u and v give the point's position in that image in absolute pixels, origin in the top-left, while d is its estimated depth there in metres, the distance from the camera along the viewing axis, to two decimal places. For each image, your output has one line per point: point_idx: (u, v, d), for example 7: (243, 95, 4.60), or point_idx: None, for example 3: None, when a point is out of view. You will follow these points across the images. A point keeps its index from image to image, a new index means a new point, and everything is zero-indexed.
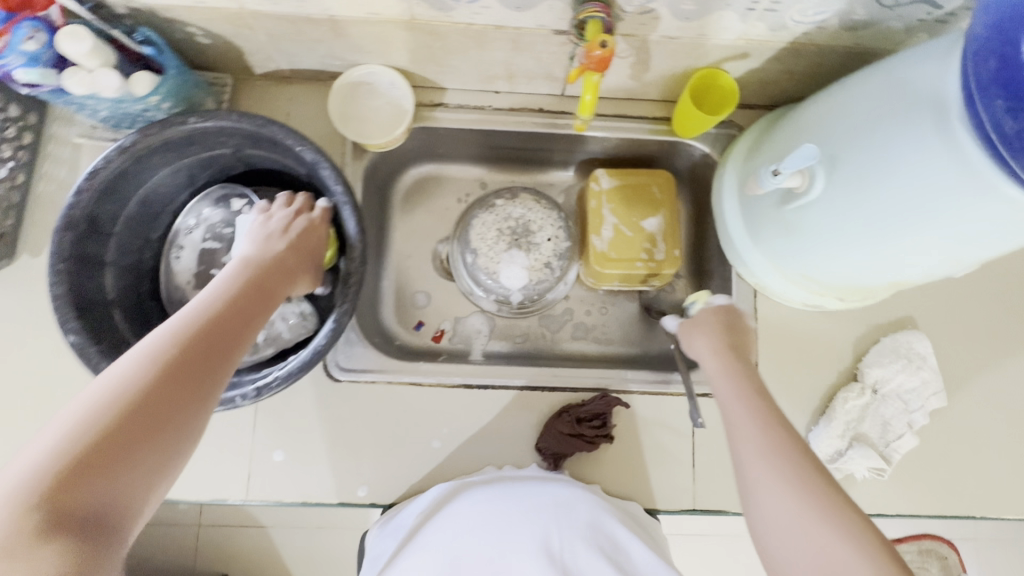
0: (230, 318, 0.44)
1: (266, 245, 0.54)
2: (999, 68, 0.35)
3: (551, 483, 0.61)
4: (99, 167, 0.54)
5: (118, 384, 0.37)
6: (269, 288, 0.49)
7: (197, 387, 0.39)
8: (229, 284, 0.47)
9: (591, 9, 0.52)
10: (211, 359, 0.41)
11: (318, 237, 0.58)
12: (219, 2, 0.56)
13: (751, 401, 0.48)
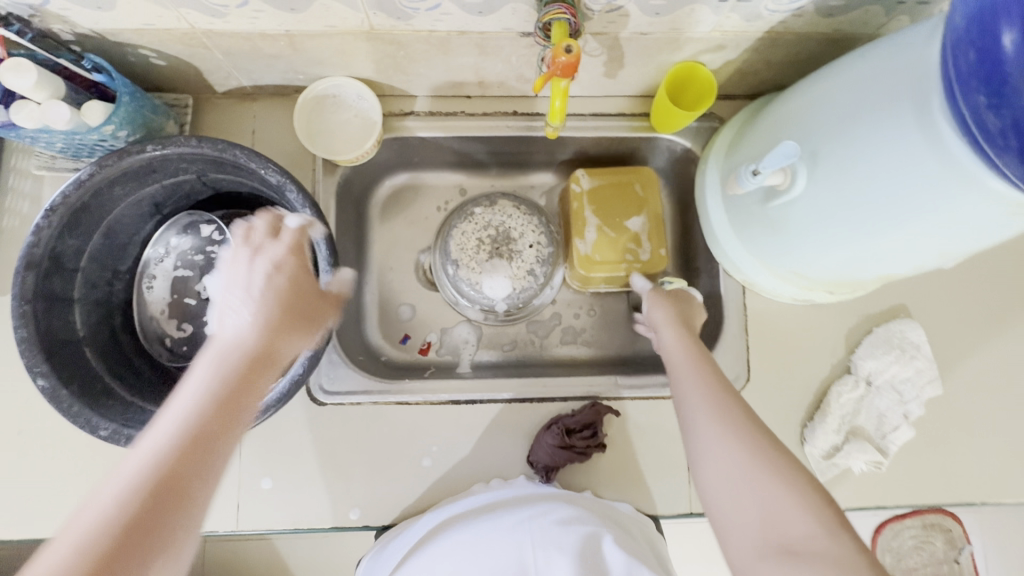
0: (225, 409, 0.37)
1: (249, 305, 0.41)
2: (979, 61, 0.33)
3: (529, 502, 0.59)
4: (57, 203, 0.52)
5: (102, 513, 0.31)
6: (269, 349, 0.40)
7: (188, 499, 0.33)
8: (221, 363, 0.38)
9: (556, 11, 0.49)
10: (204, 463, 0.34)
11: (302, 274, 0.45)
12: (169, 24, 0.53)
13: (704, 374, 0.51)
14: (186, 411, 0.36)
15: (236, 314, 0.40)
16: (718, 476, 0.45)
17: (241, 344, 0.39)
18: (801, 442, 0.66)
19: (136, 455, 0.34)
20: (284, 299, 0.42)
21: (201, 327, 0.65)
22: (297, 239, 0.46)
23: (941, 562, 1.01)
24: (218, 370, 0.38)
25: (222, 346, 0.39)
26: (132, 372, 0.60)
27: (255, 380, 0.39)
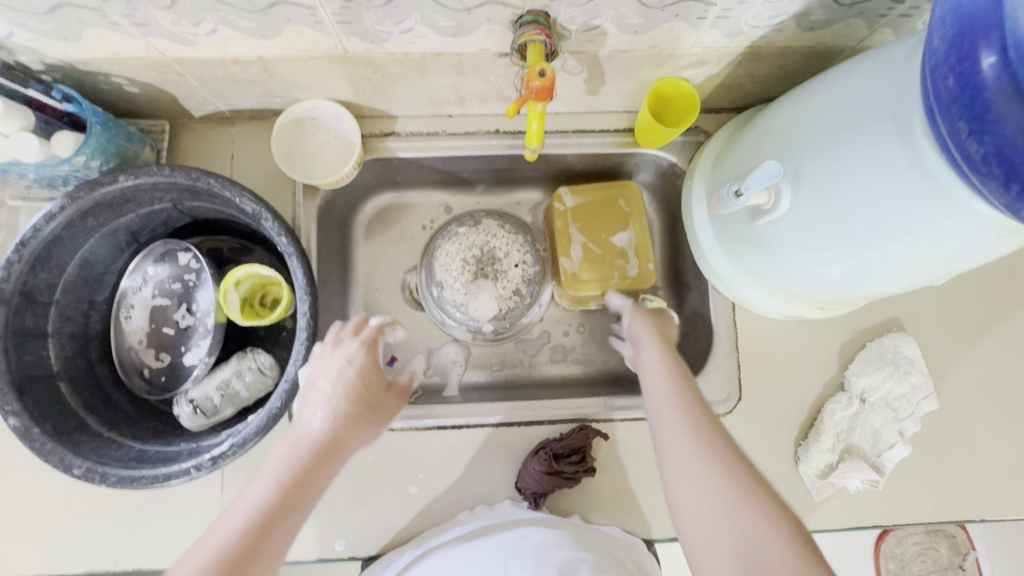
0: (303, 476, 0.45)
1: (326, 390, 0.50)
2: (958, 86, 0.32)
3: (514, 525, 0.59)
4: (26, 237, 0.51)
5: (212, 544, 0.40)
6: (335, 441, 0.48)
7: (269, 545, 0.41)
8: (303, 438, 0.47)
9: (530, 32, 0.48)
10: (270, 542, 0.42)
11: (374, 370, 0.53)
12: (138, 52, 0.52)
13: (683, 397, 0.50)
14: (263, 495, 0.44)
15: (319, 403, 0.49)
16: (692, 496, 0.44)
17: (313, 437, 0.47)
18: (795, 461, 0.65)
19: (221, 527, 0.42)
20: (356, 395, 0.51)
21: (180, 357, 0.62)
22: (373, 339, 0.55)
23: (946, 568, 0.99)
24: (290, 459, 0.46)
25: (297, 437, 0.48)
26: (108, 406, 0.59)
27: (319, 471, 0.46)
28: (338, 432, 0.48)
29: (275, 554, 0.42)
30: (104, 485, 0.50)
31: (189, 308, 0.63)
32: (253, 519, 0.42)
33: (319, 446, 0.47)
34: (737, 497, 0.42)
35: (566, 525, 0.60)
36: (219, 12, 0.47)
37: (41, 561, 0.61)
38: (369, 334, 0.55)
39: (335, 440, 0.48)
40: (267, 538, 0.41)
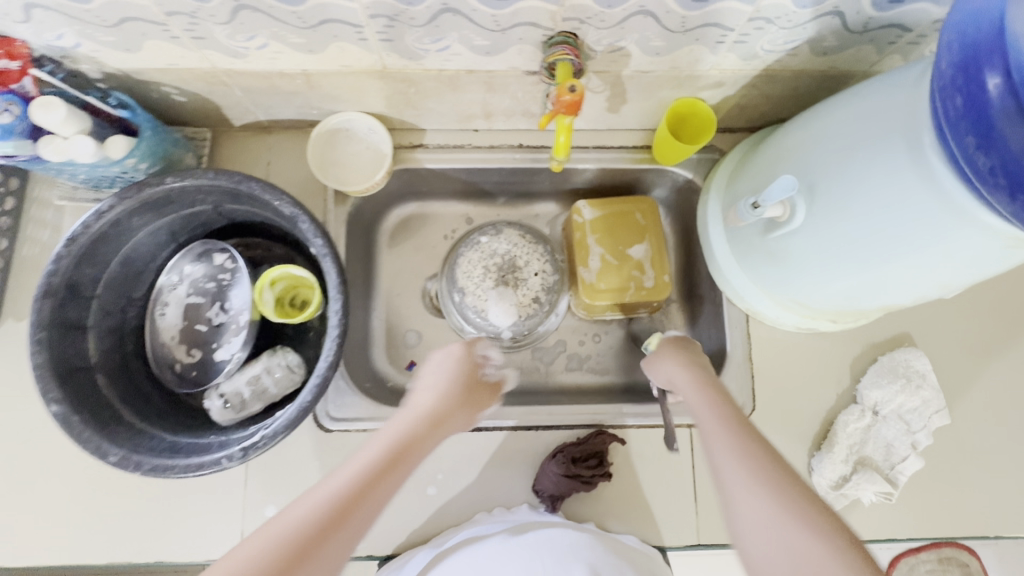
0: (400, 453, 0.45)
1: (435, 380, 0.54)
2: (966, 105, 0.34)
3: (536, 525, 0.59)
4: (77, 233, 0.54)
5: (307, 509, 0.39)
6: (426, 435, 0.49)
7: (357, 517, 0.40)
8: (403, 422, 0.48)
9: (560, 52, 0.52)
10: (362, 511, 0.40)
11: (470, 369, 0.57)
12: (191, 64, 0.56)
13: (720, 407, 0.49)
14: (364, 463, 0.43)
15: (426, 391, 0.53)
16: (740, 509, 0.42)
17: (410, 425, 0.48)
18: (808, 472, 0.66)
19: (320, 490, 0.41)
20: (456, 393, 0.54)
21: (211, 353, 0.64)
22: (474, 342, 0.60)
23: None
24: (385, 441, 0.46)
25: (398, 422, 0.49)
26: (141, 399, 0.61)
27: (408, 457, 0.46)
28: (429, 426, 0.49)
29: (364, 525, 0.40)
30: (138, 473, 0.52)
31: (222, 306, 0.65)
32: (343, 490, 0.40)
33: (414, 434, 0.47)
34: (781, 504, 0.40)
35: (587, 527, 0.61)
36: (272, 28, 0.50)
37: (65, 553, 0.62)
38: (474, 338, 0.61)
39: (426, 433, 0.49)
40: (350, 514, 0.39)
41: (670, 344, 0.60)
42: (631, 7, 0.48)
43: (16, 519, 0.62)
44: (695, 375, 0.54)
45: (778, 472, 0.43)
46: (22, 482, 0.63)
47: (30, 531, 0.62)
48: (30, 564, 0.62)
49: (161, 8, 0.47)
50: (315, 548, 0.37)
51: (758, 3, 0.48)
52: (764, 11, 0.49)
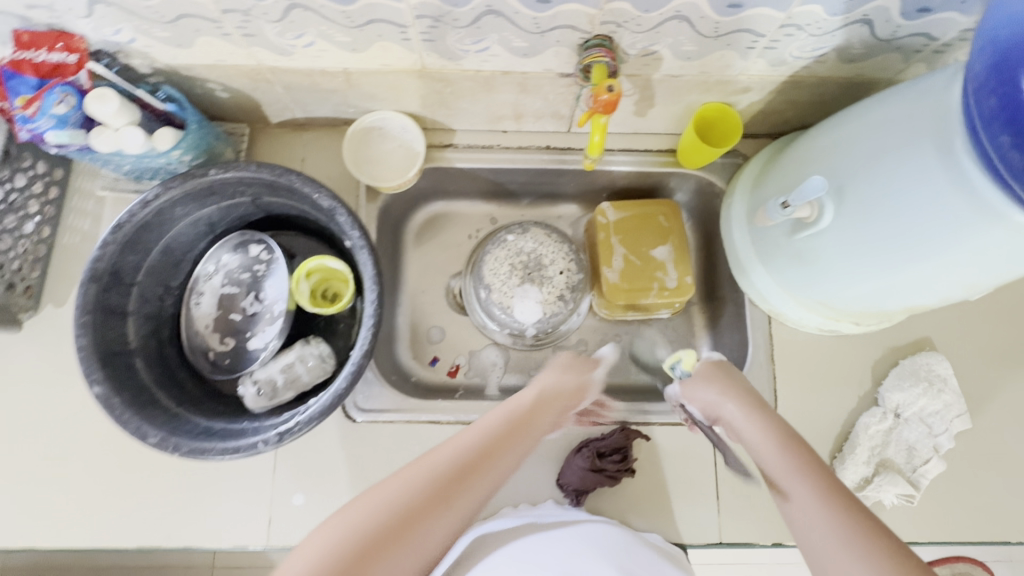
0: (513, 436, 0.48)
1: (549, 375, 0.58)
2: (1000, 105, 0.36)
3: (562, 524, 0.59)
4: (123, 221, 0.56)
5: (430, 469, 0.43)
6: (505, 448, 0.47)
7: (475, 486, 0.43)
8: (515, 408, 0.52)
9: (596, 55, 0.54)
10: (482, 477, 0.43)
11: (563, 381, 0.58)
12: (238, 61, 0.58)
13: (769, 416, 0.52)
14: (484, 435, 0.46)
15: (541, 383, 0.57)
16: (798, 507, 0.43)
17: (486, 434, 0.47)
18: None
19: (443, 453, 0.44)
20: (537, 406, 0.53)
21: (244, 342, 0.66)
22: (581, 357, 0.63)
23: None
24: (458, 455, 0.44)
25: (478, 429, 0.48)
26: (176, 384, 0.62)
27: (484, 478, 0.44)
28: (507, 439, 0.48)
29: (482, 492, 0.43)
30: (176, 455, 0.53)
31: (256, 296, 0.67)
32: (464, 459, 0.44)
33: (490, 448, 0.46)
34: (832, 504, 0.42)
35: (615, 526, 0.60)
36: (321, 27, 0.52)
37: (96, 536, 0.63)
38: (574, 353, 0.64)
39: (504, 447, 0.47)
40: (470, 482, 0.43)
41: (734, 389, 0.56)
42: (668, 12, 0.50)
43: (49, 501, 0.63)
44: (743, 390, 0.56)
45: (867, 523, 0.40)
46: (56, 465, 0.64)
47: (62, 513, 0.63)
48: (61, 545, 0.62)
49: (218, 5, 0.50)
50: (436, 507, 0.40)
51: (790, 10, 0.50)
52: (796, 18, 0.51)
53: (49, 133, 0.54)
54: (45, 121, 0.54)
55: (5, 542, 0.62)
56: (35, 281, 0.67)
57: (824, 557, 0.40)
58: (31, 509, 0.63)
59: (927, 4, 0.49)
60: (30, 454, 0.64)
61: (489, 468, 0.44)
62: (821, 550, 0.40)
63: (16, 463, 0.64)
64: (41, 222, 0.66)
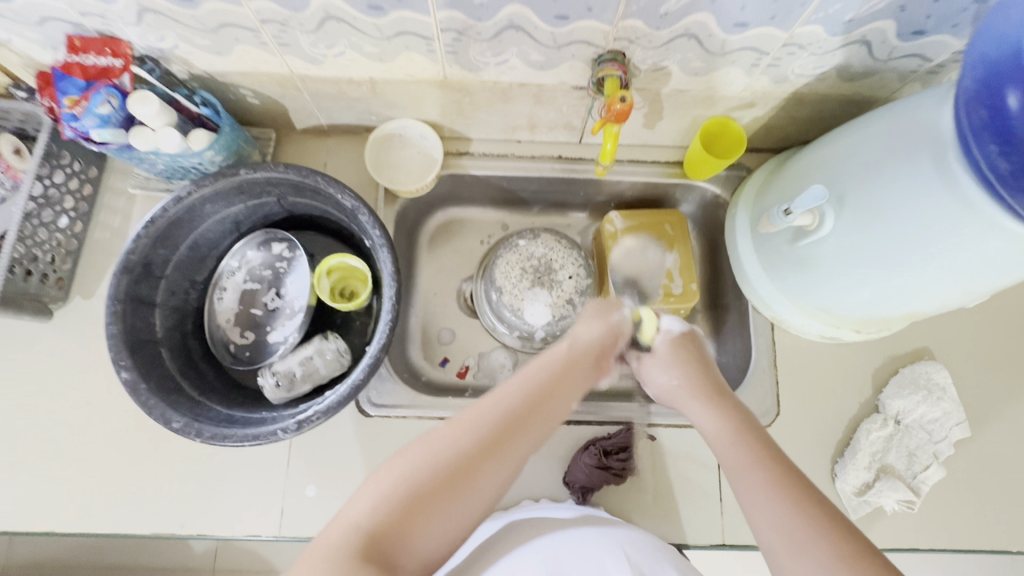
0: (550, 390, 0.48)
1: (594, 318, 0.56)
2: (990, 118, 0.39)
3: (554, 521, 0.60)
4: (156, 216, 0.59)
5: (452, 439, 0.44)
6: (556, 390, 0.48)
7: (510, 449, 0.44)
8: (552, 356, 0.51)
9: (609, 68, 0.57)
10: (520, 436, 0.45)
11: (589, 317, 0.56)
12: (271, 68, 0.62)
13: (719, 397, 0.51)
14: (515, 394, 0.47)
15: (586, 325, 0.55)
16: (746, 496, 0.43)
17: (539, 376, 0.49)
18: (832, 479, 0.67)
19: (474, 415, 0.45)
20: (581, 348, 0.52)
21: (264, 335, 0.69)
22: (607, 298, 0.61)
23: None
24: (508, 404, 0.46)
25: (527, 372, 0.49)
26: (198, 375, 0.64)
27: (538, 422, 0.46)
28: (558, 378, 0.49)
29: (523, 450, 0.45)
30: (198, 440, 0.55)
31: (278, 292, 0.70)
32: (495, 422, 0.45)
33: (542, 392, 0.48)
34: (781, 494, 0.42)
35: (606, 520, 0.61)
36: (352, 38, 0.56)
37: (112, 522, 0.64)
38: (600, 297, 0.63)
39: (556, 389, 0.48)
40: (507, 443, 0.44)
41: (689, 370, 0.53)
42: (677, 30, 0.54)
43: (68, 488, 0.65)
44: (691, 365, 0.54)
45: (806, 505, 0.41)
46: (77, 452, 0.66)
47: (81, 499, 0.65)
48: (78, 531, 0.64)
49: (258, 16, 0.53)
50: (471, 472, 0.42)
51: (792, 30, 0.53)
52: (798, 38, 0.54)
53: (93, 131, 0.57)
54: (90, 120, 0.57)
55: (25, 526, 0.64)
56: (66, 273, 0.70)
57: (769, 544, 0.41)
58: (51, 494, 0.65)
59: (922, 27, 0.53)
60: (52, 440, 0.66)
61: (543, 409, 0.47)
62: (766, 537, 0.41)
63: (39, 449, 0.66)
64: (74, 217, 0.70)
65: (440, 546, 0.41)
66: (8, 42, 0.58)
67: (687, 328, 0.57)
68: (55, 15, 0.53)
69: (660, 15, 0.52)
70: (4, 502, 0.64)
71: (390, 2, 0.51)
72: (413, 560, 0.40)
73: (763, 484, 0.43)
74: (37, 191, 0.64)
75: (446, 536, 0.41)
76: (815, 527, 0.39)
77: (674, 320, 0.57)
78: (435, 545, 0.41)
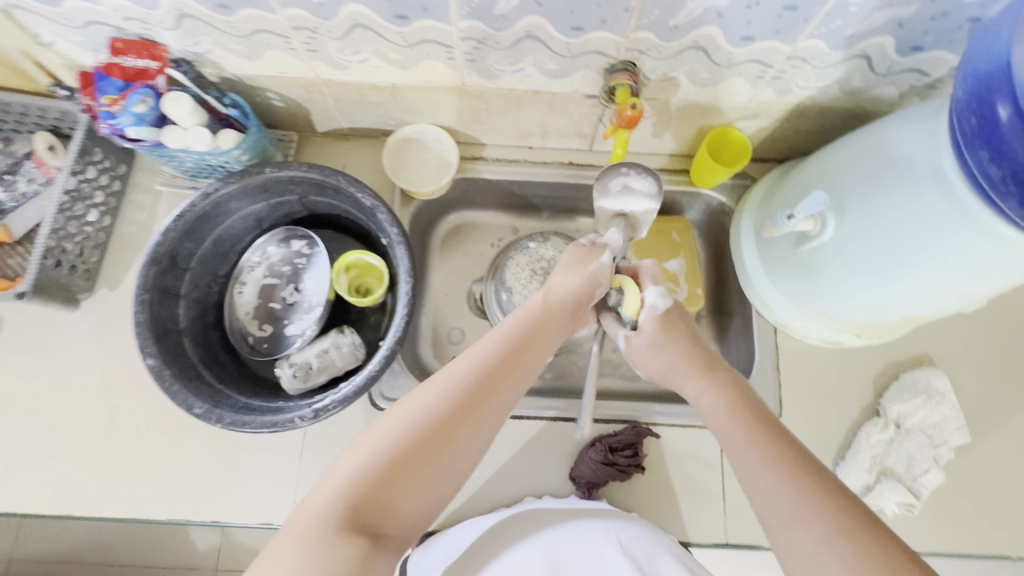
0: (511, 358, 0.50)
1: (567, 278, 0.57)
2: (981, 127, 0.41)
3: (543, 514, 0.62)
4: (185, 210, 0.61)
5: (425, 407, 0.45)
6: (519, 358, 0.51)
7: (477, 417, 0.46)
8: (513, 326, 0.53)
9: (621, 77, 0.59)
10: (487, 403, 0.47)
11: (569, 278, 0.57)
12: (298, 73, 0.65)
13: (715, 377, 0.53)
14: (480, 364, 0.49)
15: (551, 286, 0.57)
16: (747, 471, 0.45)
17: (500, 344, 0.51)
18: None
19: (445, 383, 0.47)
20: (543, 317, 0.54)
21: (282, 328, 0.71)
22: (591, 249, 0.60)
23: None
24: (475, 370, 0.48)
25: (491, 342, 0.51)
26: (218, 364, 0.67)
27: (504, 387, 0.48)
28: (522, 346, 0.52)
29: (490, 417, 0.47)
30: (218, 426, 0.57)
31: (296, 287, 0.72)
32: (461, 390, 0.46)
33: (504, 360, 0.50)
34: (785, 466, 0.44)
35: (592, 507, 0.63)
36: (377, 45, 0.59)
37: (129, 506, 0.66)
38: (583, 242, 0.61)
39: (519, 357, 0.51)
40: (474, 410, 0.46)
41: (681, 348, 0.56)
42: (686, 42, 0.56)
43: (88, 472, 0.67)
44: (685, 342, 0.56)
45: (807, 475, 0.43)
46: (98, 439, 0.68)
47: (99, 485, 0.67)
48: (95, 516, 0.66)
49: (290, 23, 0.56)
50: (445, 437, 0.44)
51: (796, 44, 0.56)
52: (801, 52, 0.57)
53: (129, 128, 0.60)
54: (126, 118, 0.60)
55: (44, 509, 0.66)
56: (93, 265, 0.72)
57: (770, 514, 0.43)
58: (70, 478, 0.67)
59: (919, 43, 0.55)
60: (73, 425, 0.68)
61: (508, 375, 0.49)
62: (767, 507, 0.43)
63: (60, 435, 0.68)
64: (103, 211, 0.72)
65: (422, 508, 0.42)
66: (53, 44, 0.62)
67: (671, 304, 0.58)
68: (99, 19, 0.57)
69: (670, 28, 0.54)
70: (26, 486, 0.66)
71: (416, 12, 0.54)
72: (396, 524, 0.41)
73: (764, 457, 0.45)
74: (72, 185, 0.67)
75: (424, 502, 0.42)
76: (814, 495, 0.41)
77: (657, 295, 0.58)
78: (418, 506, 0.42)
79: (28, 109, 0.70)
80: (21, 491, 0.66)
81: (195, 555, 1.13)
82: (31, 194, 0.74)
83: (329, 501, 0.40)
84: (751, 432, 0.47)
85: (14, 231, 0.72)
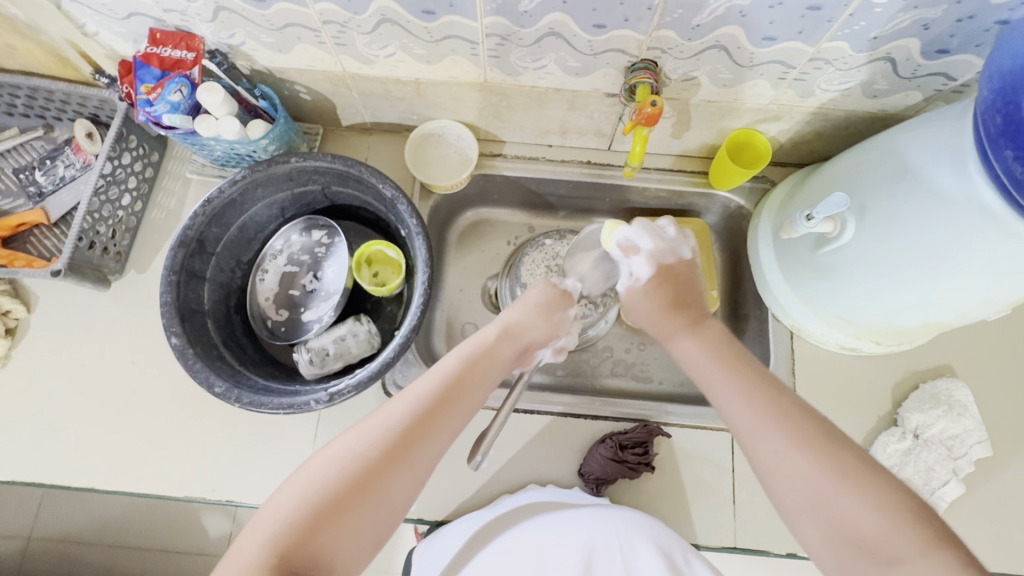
0: (451, 399, 0.48)
1: (526, 315, 0.58)
2: (1006, 125, 0.42)
3: (528, 512, 0.61)
4: (213, 196, 0.63)
5: (358, 446, 0.43)
6: (460, 396, 0.49)
7: (414, 457, 0.44)
8: (455, 366, 0.51)
9: (641, 76, 0.61)
10: (424, 443, 0.45)
11: (530, 319, 0.58)
12: (326, 67, 0.67)
13: (689, 327, 0.55)
14: (418, 405, 0.47)
15: (497, 325, 0.56)
16: (729, 402, 0.49)
17: (441, 380, 0.49)
18: None
19: (385, 417, 0.46)
20: (489, 356, 0.53)
21: (300, 314, 0.74)
22: (562, 294, 0.62)
23: None
24: (410, 411, 0.46)
25: (431, 379, 0.49)
26: (239, 348, 0.69)
27: (445, 421, 0.47)
28: (463, 384, 0.50)
29: (427, 460, 0.46)
30: (237, 405, 0.58)
31: (316, 275, 0.75)
32: (396, 429, 0.45)
33: (443, 398, 0.48)
34: (745, 392, 0.48)
35: (590, 503, 0.63)
36: (403, 40, 0.61)
37: (147, 482, 0.68)
38: (557, 285, 0.64)
39: (459, 395, 0.49)
40: (411, 449, 0.44)
41: (666, 316, 0.57)
42: (708, 41, 0.57)
43: (108, 446, 0.69)
44: (664, 305, 0.57)
45: (769, 396, 0.48)
46: (121, 414, 0.70)
47: (121, 460, 0.69)
48: (116, 488, 0.68)
49: (320, 16, 0.58)
50: (378, 476, 0.43)
51: (819, 45, 0.56)
52: (825, 53, 0.57)
53: (164, 116, 0.62)
54: (162, 106, 0.61)
55: (64, 480, 0.68)
56: (124, 248, 0.75)
57: (754, 435, 0.46)
58: (93, 451, 0.69)
59: (945, 46, 0.55)
60: (99, 401, 0.71)
61: (447, 413, 0.48)
62: (746, 428, 0.47)
63: (86, 409, 0.70)
64: (136, 196, 0.75)
65: (359, 546, 0.41)
66: (96, 35, 0.65)
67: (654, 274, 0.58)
68: (142, 11, 0.59)
69: (693, 27, 0.55)
70: (51, 457, 0.68)
71: (442, 7, 0.55)
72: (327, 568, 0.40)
73: (732, 390, 0.49)
74: (108, 170, 0.70)
75: (361, 541, 0.41)
76: (782, 416, 0.46)
77: (641, 268, 0.59)
78: (353, 548, 0.41)
79: (69, 97, 0.74)
80: (48, 463, 0.68)
81: (207, 542, 1.14)
82: (68, 178, 0.77)
83: (259, 545, 0.39)
84: (724, 378, 0.50)
85: (52, 213, 0.76)
